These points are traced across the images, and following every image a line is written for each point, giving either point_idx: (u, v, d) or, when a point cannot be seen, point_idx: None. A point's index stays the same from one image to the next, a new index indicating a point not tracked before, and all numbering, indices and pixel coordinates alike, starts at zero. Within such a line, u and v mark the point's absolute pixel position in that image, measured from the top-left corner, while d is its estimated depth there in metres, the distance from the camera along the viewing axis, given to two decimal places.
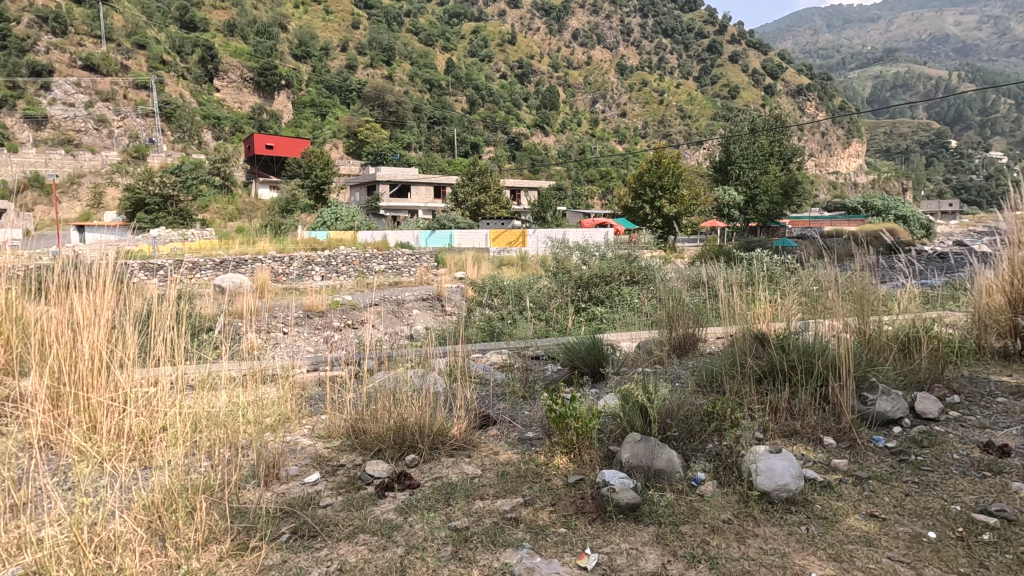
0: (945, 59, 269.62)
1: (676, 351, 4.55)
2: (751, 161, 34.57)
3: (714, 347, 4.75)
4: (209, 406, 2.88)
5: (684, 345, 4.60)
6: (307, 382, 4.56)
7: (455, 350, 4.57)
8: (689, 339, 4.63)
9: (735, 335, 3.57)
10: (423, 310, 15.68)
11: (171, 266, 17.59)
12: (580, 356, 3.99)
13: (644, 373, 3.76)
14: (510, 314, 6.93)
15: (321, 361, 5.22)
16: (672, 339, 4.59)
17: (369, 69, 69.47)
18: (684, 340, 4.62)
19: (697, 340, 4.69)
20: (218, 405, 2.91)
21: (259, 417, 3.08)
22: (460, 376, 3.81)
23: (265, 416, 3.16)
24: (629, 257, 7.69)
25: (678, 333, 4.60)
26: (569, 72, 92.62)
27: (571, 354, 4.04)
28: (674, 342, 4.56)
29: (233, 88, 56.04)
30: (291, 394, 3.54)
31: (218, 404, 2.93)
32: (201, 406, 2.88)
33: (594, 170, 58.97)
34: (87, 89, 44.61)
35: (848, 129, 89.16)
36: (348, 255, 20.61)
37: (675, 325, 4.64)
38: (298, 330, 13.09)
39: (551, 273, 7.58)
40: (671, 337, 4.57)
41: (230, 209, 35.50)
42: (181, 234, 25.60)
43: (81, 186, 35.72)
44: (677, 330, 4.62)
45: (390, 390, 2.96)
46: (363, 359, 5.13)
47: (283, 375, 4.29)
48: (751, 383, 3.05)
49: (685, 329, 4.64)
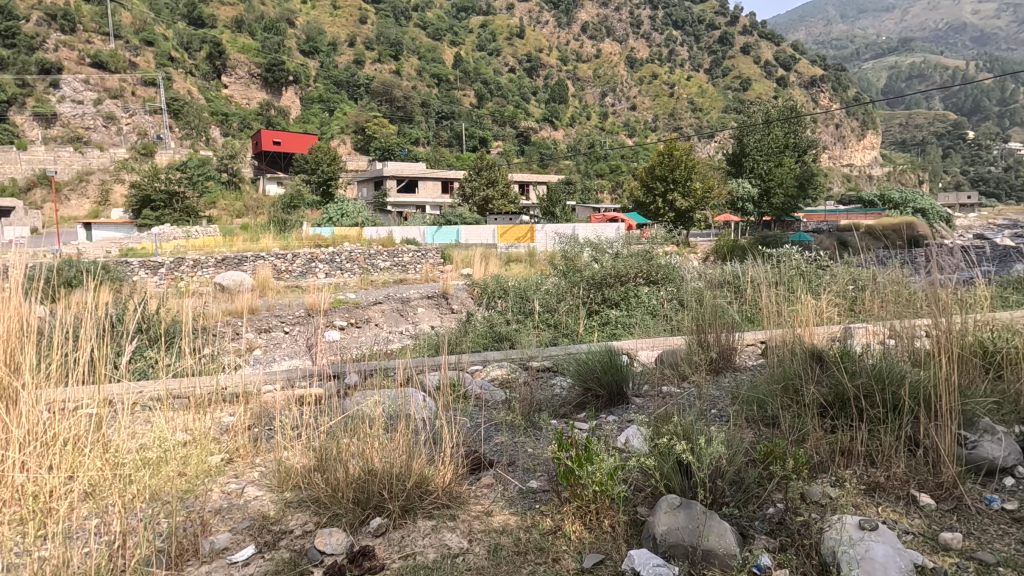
0: (961, 49, 265.68)
1: (710, 362, 3.90)
2: (765, 153, 33.25)
3: (752, 360, 4.07)
4: (113, 462, 2.23)
5: (717, 357, 3.95)
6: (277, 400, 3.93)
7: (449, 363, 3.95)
8: (722, 350, 3.99)
9: (785, 352, 2.93)
10: (428, 308, 15.16)
11: (172, 263, 17.27)
12: (598, 374, 3.36)
13: (672, 397, 3.13)
14: (515, 319, 6.30)
15: (296, 374, 4.53)
16: (702, 349, 3.95)
17: (377, 64, 69.18)
18: (720, 352, 3.98)
19: (731, 347, 4.06)
20: (130, 450, 2.31)
21: (191, 463, 2.45)
22: (451, 400, 3.19)
23: (206, 459, 2.57)
24: (645, 253, 6.92)
25: (711, 341, 3.98)
26: (578, 66, 91.73)
27: (587, 374, 3.39)
28: (705, 356, 3.91)
29: (241, 84, 55.73)
30: (243, 429, 2.90)
31: (134, 446, 2.35)
32: (106, 450, 2.28)
33: (604, 163, 58.23)
34: (95, 86, 44.45)
35: (863, 120, 87.40)
36: (353, 251, 19.97)
37: (707, 328, 4.03)
38: (299, 330, 12.78)
39: (560, 272, 6.97)
40: (704, 349, 3.94)
41: (238, 205, 34.90)
42: (185, 231, 25.36)
43: (89, 183, 35.64)
44: (707, 337, 4.00)
45: (355, 429, 2.34)
46: (342, 371, 4.47)
47: (242, 393, 3.65)
48: (812, 416, 2.40)
49: (715, 336, 4.01)
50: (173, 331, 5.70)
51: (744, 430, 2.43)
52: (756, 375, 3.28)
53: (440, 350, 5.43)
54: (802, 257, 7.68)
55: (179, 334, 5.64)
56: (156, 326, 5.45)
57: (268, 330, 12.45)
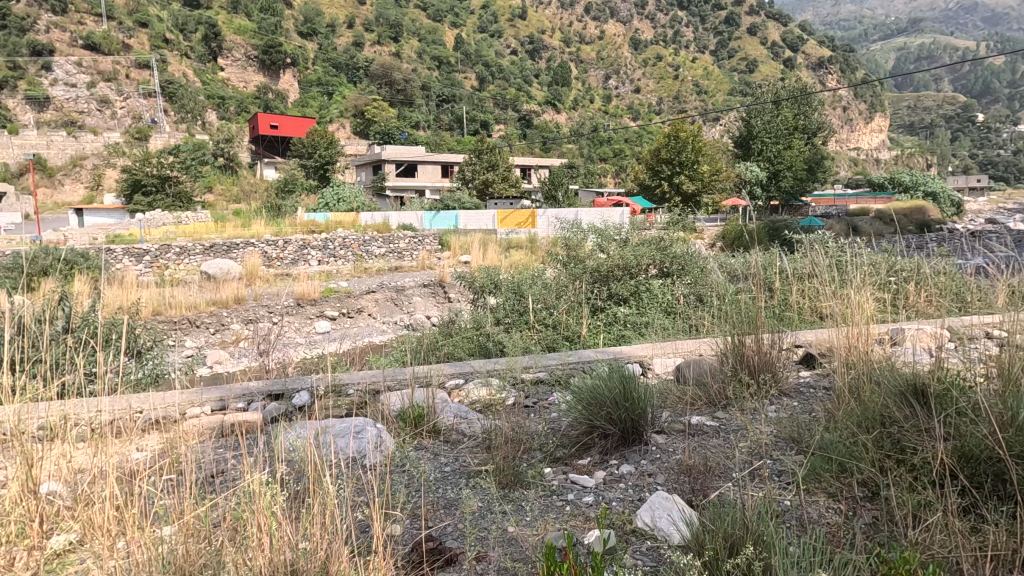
0: (971, 30, 260.85)
1: (754, 379, 3.04)
2: (774, 135, 32.15)
3: (800, 380, 3.20)
4: None
5: (768, 376, 3.05)
6: (180, 435, 3.04)
7: (415, 386, 3.10)
8: (772, 367, 3.09)
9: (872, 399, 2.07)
10: (425, 298, 14.40)
11: (158, 250, 16.50)
12: (613, 406, 2.48)
13: (704, 447, 2.31)
14: (507, 318, 5.44)
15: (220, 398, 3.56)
16: (747, 365, 3.06)
17: (376, 46, 67.74)
18: (773, 370, 3.10)
19: (781, 355, 3.21)
20: None
21: None
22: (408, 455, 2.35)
23: (25, 563, 1.77)
24: (659, 241, 5.98)
25: (757, 350, 3.10)
26: (581, 48, 89.77)
27: (594, 395, 2.52)
28: (756, 371, 3.05)
29: (237, 66, 54.29)
30: (100, 490, 2.06)
31: None
32: None
33: (608, 147, 56.96)
34: (88, 69, 43.38)
35: (870, 102, 85.70)
36: (346, 237, 19.02)
37: (749, 330, 3.15)
38: (289, 321, 12.17)
39: (561, 262, 6.10)
40: (747, 363, 3.07)
41: (234, 190, 33.92)
42: (175, 217, 24.52)
43: (83, 168, 34.92)
44: (750, 344, 3.09)
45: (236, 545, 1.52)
46: (279, 392, 3.55)
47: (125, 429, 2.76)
48: (925, 490, 1.60)
49: (761, 345, 3.10)
50: (101, 340, 4.72)
51: (837, 529, 1.61)
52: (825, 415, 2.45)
53: (415, 358, 4.61)
54: (843, 241, 6.73)
55: (97, 346, 4.59)
56: (66, 340, 4.43)
57: (255, 321, 11.91)
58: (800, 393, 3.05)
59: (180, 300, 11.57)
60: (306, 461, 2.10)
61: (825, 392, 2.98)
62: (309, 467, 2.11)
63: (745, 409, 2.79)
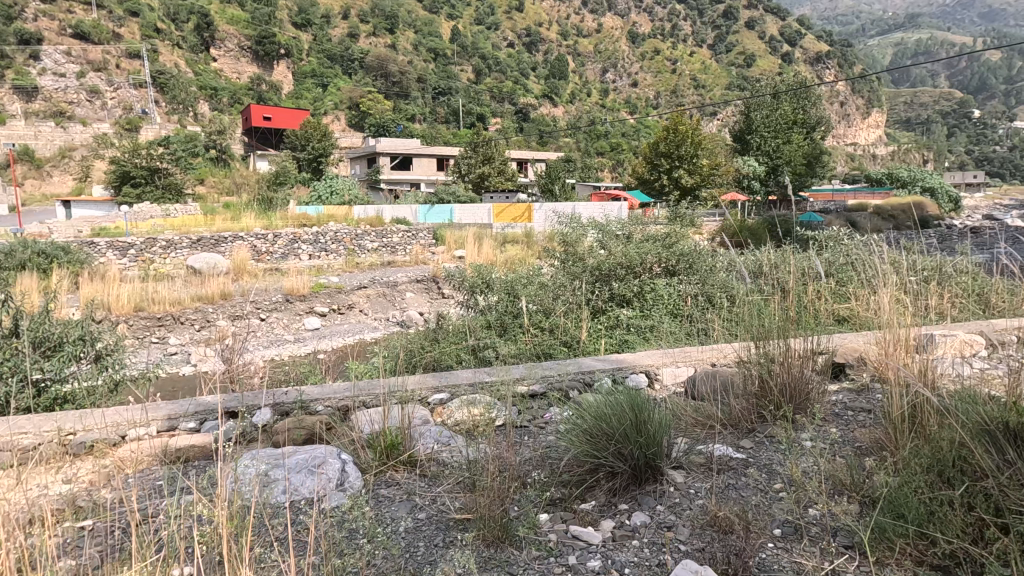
0: (967, 26, 260.82)
1: (788, 405, 2.61)
2: (773, 129, 31.69)
3: (835, 399, 2.80)
4: None
5: (804, 401, 2.63)
6: (111, 469, 2.58)
7: (389, 411, 2.68)
8: (809, 388, 2.66)
9: (952, 446, 1.66)
10: (418, 294, 13.94)
11: (143, 244, 15.95)
12: (626, 431, 2.05)
13: (732, 498, 1.90)
14: (500, 321, 5.00)
15: (161, 416, 3.04)
16: (776, 385, 2.63)
17: (372, 38, 66.82)
18: (809, 390, 2.67)
19: (815, 372, 2.80)
20: None
21: None
22: (370, 505, 1.94)
23: None
24: (665, 237, 5.56)
25: (794, 370, 2.64)
26: (578, 41, 88.88)
27: (597, 420, 2.10)
28: (791, 399, 2.62)
29: (230, 57, 53.34)
30: None
31: None
32: None
33: (605, 141, 56.37)
34: (78, 59, 42.40)
35: (868, 98, 85.42)
36: (338, 231, 18.54)
37: (777, 337, 2.74)
38: (276, 318, 11.73)
39: (559, 260, 5.67)
40: (782, 390, 2.63)
41: (226, 182, 33.18)
42: (164, 210, 23.91)
43: (72, 159, 34.13)
44: (782, 361, 2.64)
45: None
46: (236, 412, 3.09)
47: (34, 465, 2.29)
48: None
49: (794, 364, 2.64)
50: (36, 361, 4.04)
51: None
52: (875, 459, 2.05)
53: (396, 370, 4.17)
54: (861, 238, 6.28)
55: (34, 367, 3.94)
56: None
57: (242, 317, 11.40)
58: (841, 411, 2.64)
59: (164, 295, 11.03)
60: (232, 523, 1.66)
61: (869, 416, 2.55)
62: (235, 530, 1.67)
63: (777, 444, 2.38)
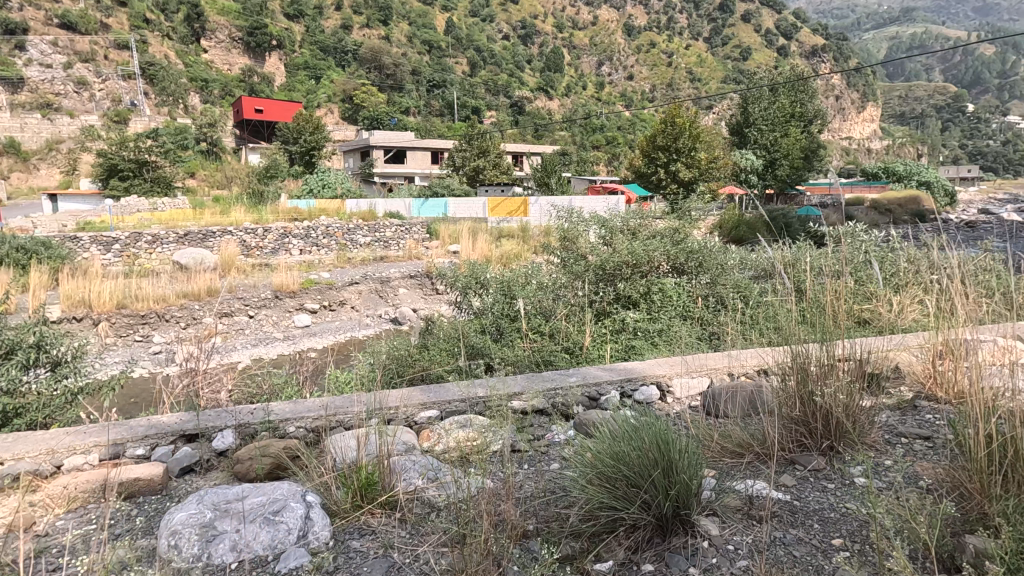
0: (960, 20, 260.90)
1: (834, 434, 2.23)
2: (770, 123, 31.32)
3: (884, 420, 2.42)
4: None
5: (856, 428, 2.20)
6: (39, 510, 2.18)
7: (369, 438, 2.30)
8: (862, 412, 2.22)
9: None
10: (411, 290, 13.52)
11: (128, 238, 15.42)
12: (650, 463, 1.72)
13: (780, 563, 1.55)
14: (496, 327, 4.61)
15: (108, 441, 2.61)
16: (825, 409, 2.18)
17: (365, 29, 65.84)
18: (864, 415, 2.22)
19: (865, 389, 2.41)
20: None
21: None
22: None
23: None
24: (673, 234, 5.18)
25: (848, 392, 2.19)
26: (574, 33, 88.12)
27: (616, 457, 1.75)
28: (842, 427, 2.17)
29: (222, 48, 52.30)
30: None
31: None
32: None
33: (601, 134, 55.84)
34: (65, 49, 41.35)
35: (863, 92, 85.25)
36: (330, 225, 18.04)
37: (819, 345, 2.32)
38: (265, 316, 11.32)
39: (558, 259, 5.29)
40: (834, 415, 2.16)
41: (218, 175, 32.50)
42: (152, 204, 23.30)
43: (59, 152, 33.31)
44: (831, 377, 2.19)
45: None
46: (195, 434, 2.69)
47: None
48: None
49: (844, 383, 2.22)
50: None
51: None
52: (947, 512, 1.71)
53: (380, 384, 3.77)
54: (878, 235, 5.91)
55: None
56: None
57: (230, 315, 10.96)
58: (899, 441, 2.25)
59: (148, 291, 10.49)
60: None
61: (932, 445, 2.17)
62: None
63: (826, 483, 2.00)
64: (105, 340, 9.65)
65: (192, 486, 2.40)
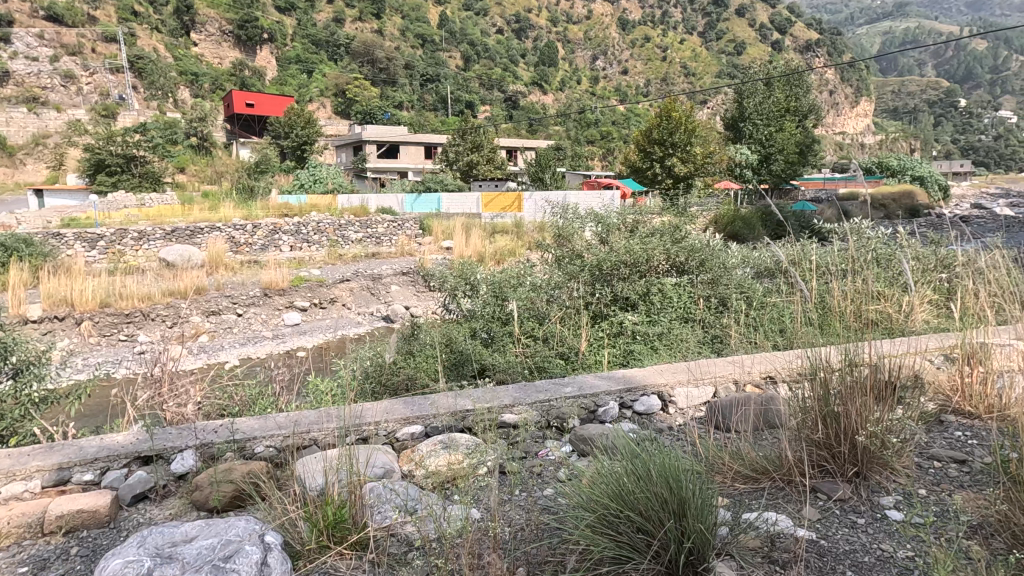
0: (953, 14, 261.29)
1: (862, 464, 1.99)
2: (766, 117, 31.13)
3: (915, 440, 2.17)
4: None
5: (884, 452, 1.98)
6: None
7: (345, 466, 2.07)
8: (891, 437, 2.00)
9: None
10: (403, 287, 13.26)
11: (113, 235, 15.06)
12: (656, 505, 1.53)
13: None
14: (487, 331, 4.37)
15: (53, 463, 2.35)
16: (854, 434, 1.94)
17: (358, 23, 65.15)
18: (895, 438, 1.99)
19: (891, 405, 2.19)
20: None
21: None
22: None
23: None
24: (674, 231, 4.94)
25: (878, 414, 1.95)
26: (568, 27, 87.48)
27: (618, 498, 1.57)
28: (874, 451, 1.93)
29: (212, 42, 51.53)
30: None
31: None
32: None
33: (595, 129, 55.57)
34: (51, 42, 40.58)
35: (857, 87, 85.29)
36: (321, 221, 17.70)
37: (841, 356, 2.10)
38: (254, 314, 11.02)
39: (553, 259, 5.06)
40: (862, 439, 1.93)
41: (208, 171, 31.98)
42: (139, 200, 22.87)
43: (45, 147, 32.68)
44: (863, 394, 1.94)
45: None
46: (154, 454, 2.44)
47: None
48: None
49: (872, 404, 1.99)
50: None
51: None
52: (993, 558, 1.51)
53: (362, 395, 3.54)
54: (886, 232, 5.69)
55: None
56: None
57: (218, 314, 10.67)
58: (931, 466, 2.04)
59: (133, 289, 10.13)
60: None
61: (969, 471, 1.97)
62: None
63: (852, 516, 1.79)
64: (87, 339, 9.31)
65: (146, 517, 2.16)
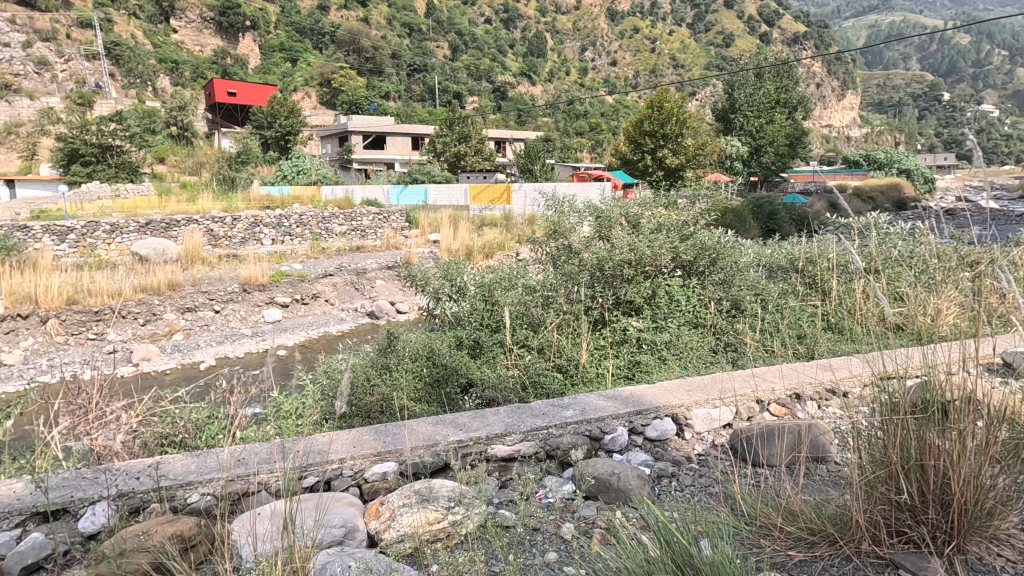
0: (937, 9, 263.21)
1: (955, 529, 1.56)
2: (756, 109, 30.83)
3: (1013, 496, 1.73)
4: None
5: (982, 515, 1.56)
6: None
7: (303, 532, 1.61)
8: (990, 497, 1.58)
9: None
10: (389, 281, 12.76)
11: (85, 227, 14.28)
12: None
13: None
14: (474, 338, 3.88)
15: None
16: (950, 489, 1.50)
17: (343, 11, 63.70)
18: (999, 492, 1.57)
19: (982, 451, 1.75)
20: None
21: None
22: None
23: None
24: (681, 226, 4.49)
25: (983, 464, 1.51)
26: (557, 18, 86.29)
27: None
28: (973, 510, 1.52)
29: (192, 29, 49.98)
30: None
31: None
32: None
33: (584, 121, 55.08)
34: (23, 27, 38.89)
35: (843, 80, 85.52)
36: (304, 214, 17.05)
37: (921, 385, 1.67)
38: (233, 311, 10.43)
39: (549, 258, 4.58)
40: (962, 500, 1.50)
41: (188, 161, 30.93)
42: (114, 189, 22.09)
43: (17, 136, 31.31)
44: (960, 437, 1.50)
45: None
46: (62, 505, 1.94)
47: None
48: None
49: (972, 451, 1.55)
50: None
51: None
52: None
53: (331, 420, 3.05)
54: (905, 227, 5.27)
55: None
56: None
57: (193, 310, 10.06)
58: None
59: (102, 285, 9.44)
60: None
61: None
62: None
63: None
64: (53, 339, 8.67)
65: None
